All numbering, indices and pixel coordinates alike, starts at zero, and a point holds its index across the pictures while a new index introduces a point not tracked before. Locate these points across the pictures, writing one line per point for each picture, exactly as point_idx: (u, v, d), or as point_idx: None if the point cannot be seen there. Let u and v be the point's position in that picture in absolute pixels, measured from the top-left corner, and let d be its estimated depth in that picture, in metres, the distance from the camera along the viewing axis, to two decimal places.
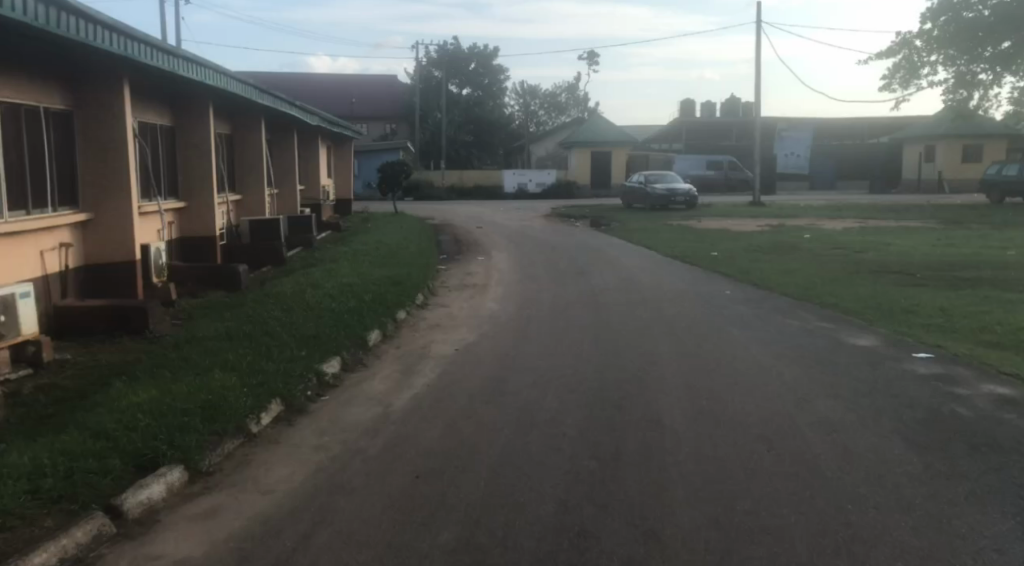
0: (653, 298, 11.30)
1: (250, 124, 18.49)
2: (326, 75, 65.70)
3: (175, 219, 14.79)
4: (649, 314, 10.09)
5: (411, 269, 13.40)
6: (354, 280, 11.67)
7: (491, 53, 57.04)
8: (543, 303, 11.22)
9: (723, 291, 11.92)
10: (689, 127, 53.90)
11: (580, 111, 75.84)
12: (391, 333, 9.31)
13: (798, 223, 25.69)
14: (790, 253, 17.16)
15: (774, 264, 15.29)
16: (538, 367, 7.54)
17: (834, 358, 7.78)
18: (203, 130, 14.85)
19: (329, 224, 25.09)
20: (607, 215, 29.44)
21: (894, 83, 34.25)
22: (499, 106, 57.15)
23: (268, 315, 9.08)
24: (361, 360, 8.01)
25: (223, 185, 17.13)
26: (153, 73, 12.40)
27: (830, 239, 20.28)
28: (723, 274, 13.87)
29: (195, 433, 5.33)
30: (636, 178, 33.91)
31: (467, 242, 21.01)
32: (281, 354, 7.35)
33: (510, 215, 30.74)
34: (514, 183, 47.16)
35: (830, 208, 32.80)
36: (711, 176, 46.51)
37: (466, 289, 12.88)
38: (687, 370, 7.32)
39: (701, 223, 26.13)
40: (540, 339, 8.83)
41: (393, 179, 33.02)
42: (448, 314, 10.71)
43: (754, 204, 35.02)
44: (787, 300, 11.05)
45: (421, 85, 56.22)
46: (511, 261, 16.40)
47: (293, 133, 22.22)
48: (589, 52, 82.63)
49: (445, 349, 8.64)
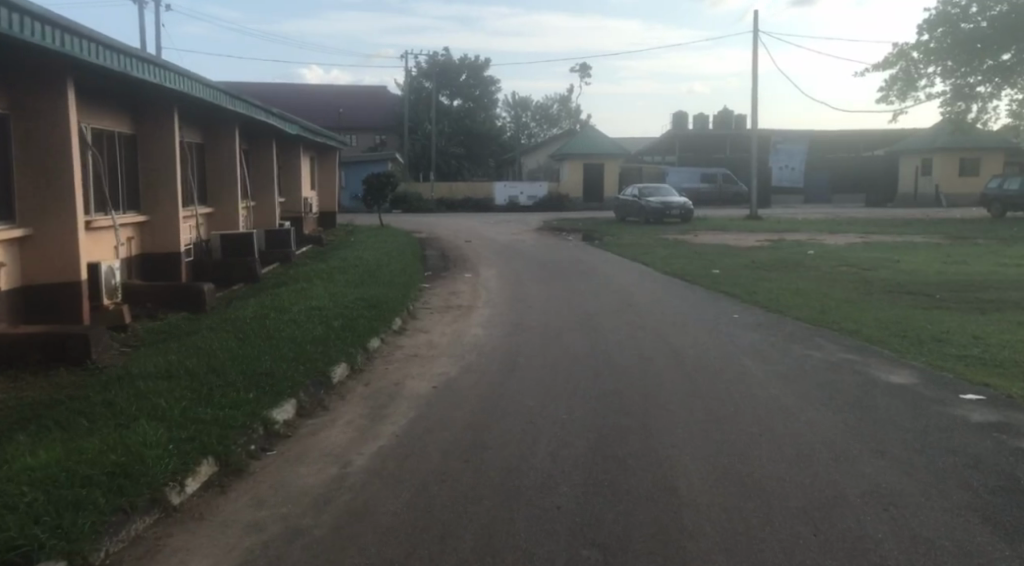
0: (654, 323, 10.25)
1: (223, 132, 17.40)
2: (316, 85, 64.74)
3: (135, 235, 13.69)
4: (652, 342, 9.04)
5: (389, 289, 12.33)
6: (324, 303, 10.57)
7: (482, 64, 56.26)
8: (532, 329, 10.15)
9: (730, 314, 10.88)
10: (682, 139, 53.04)
11: (572, 123, 75.15)
12: (361, 366, 8.22)
13: (798, 238, 24.67)
14: (795, 271, 16.13)
15: (780, 283, 14.22)
16: (527, 412, 6.50)
17: (869, 400, 6.72)
18: (167, 137, 13.71)
19: (309, 237, 24.02)
20: (600, 230, 28.42)
21: (891, 96, 33.25)
22: (490, 118, 56.20)
23: (219, 346, 7.98)
24: (320, 402, 6.91)
25: (193, 198, 16.01)
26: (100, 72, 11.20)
27: (835, 256, 19.23)
28: (728, 294, 12.83)
29: (94, 509, 4.21)
30: (630, 191, 32.89)
31: (455, 257, 19.96)
32: (224, 399, 6.25)
33: (499, 228, 29.67)
34: (506, 195, 46.20)
35: (828, 222, 31.82)
36: (705, 189, 45.61)
37: (450, 311, 11.79)
38: (700, 418, 6.25)
39: (699, 238, 25.11)
40: (530, 375, 7.76)
41: (379, 191, 31.95)
42: (427, 341, 9.62)
43: (751, 217, 34.07)
44: (803, 327, 9.99)
45: (411, 96, 55.24)
46: (499, 279, 15.34)
47: (272, 143, 21.13)
48: (580, 64, 81.95)
49: (421, 386, 7.58)
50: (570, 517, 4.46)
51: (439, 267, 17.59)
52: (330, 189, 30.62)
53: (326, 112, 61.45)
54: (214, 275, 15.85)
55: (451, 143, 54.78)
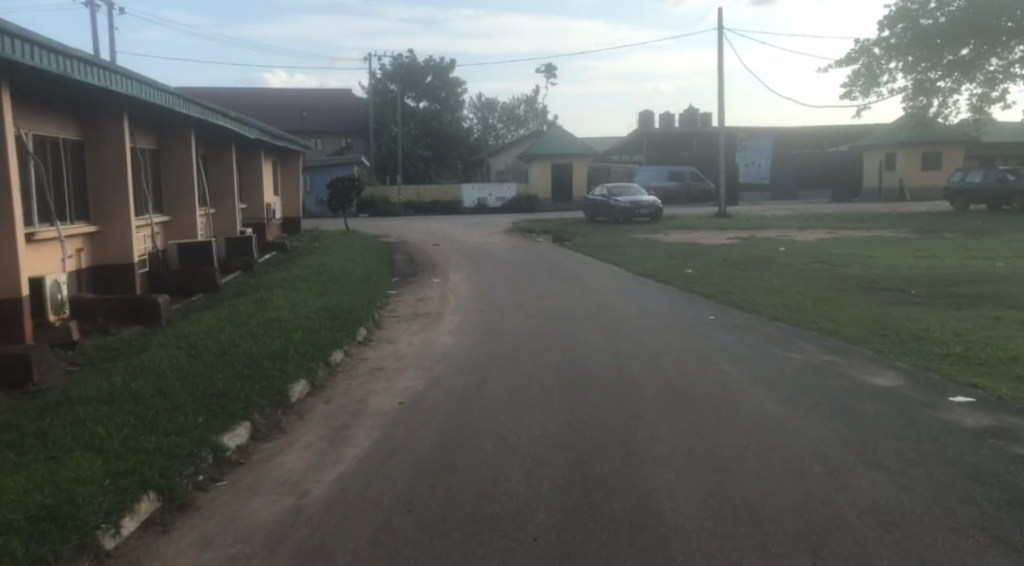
0: (629, 327, 9.91)
1: (178, 137, 16.81)
2: (281, 89, 63.88)
3: (86, 247, 13.10)
4: (627, 348, 8.68)
5: (353, 297, 11.85)
6: (285, 315, 10.09)
7: (448, 66, 55.83)
8: (503, 336, 9.76)
9: (706, 316, 10.56)
10: (649, 138, 52.97)
11: (539, 124, 74.97)
12: (322, 382, 7.76)
13: (768, 235, 24.51)
14: (768, 270, 15.86)
15: (754, 282, 13.95)
16: (499, 428, 6.10)
17: (857, 404, 6.40)
18: (115, 143, 13.14)
19: (273, 244, 23.43)
20: (569, 231, 28.06)
21: (854, 91, 33.29)
22: (457, 120, 55.74)
23: (170, 365, 7.48)
24: (277, 424, 6.44)
25: (147, 206, 15.42)
26: (37, 74, 10.58)
27: (806, 252, 19.01)
28: (703, 295, 12.51)
29: (11, 558, 3.73)
30: (599, 191, 32.61)
31: (423, 261, 19.50)
32: (171, 425, 5.77)
33: (468, 231, 29.23)
34: (474, 197, 45.75)
35: (797, 218, 31.75)
36: (673, 188, 45.52)
37: (418, 319, 11.35)
38: (683, 430, 5.89)
39: (670, 237, 24.84)
40: (501, 387, 7.35)
41: (344, 196, 31.37)
42: (393, 352, 9.18)
43: (720, 215, 33.93)
44: (780, 328, 9.67)
45: (376, 99, 54.61)
46: (467, 283, 14.92)
47: (231, 148, 20.54)
48: (546, 65, 81.76)
49: (386, 401, 7.15)
50: (547, 550, 4.06)
51: (406, 272, 17.13)
52: (294, 194, 30.01)
53: (290, 116, 60.60)
54: (171, 285, 15.36)
55: (417, 146, 54.23)
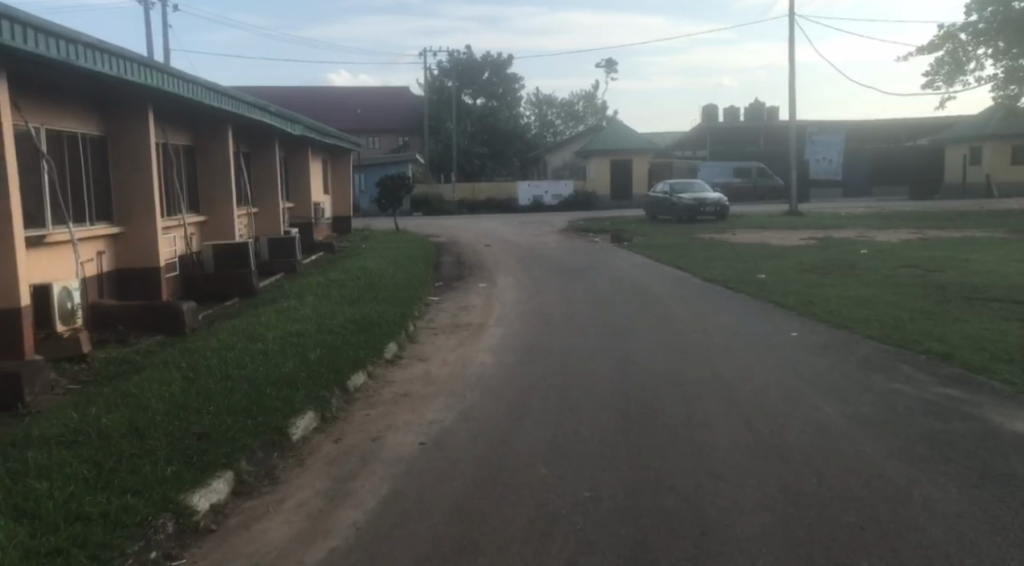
0: (696, 347, 8.58)
1: (215, 134, 15.97)
2: (339, 88, 63.52)
3: (109, 250, 12.23)
4: (698, 376, 7.37)
5: (386, 306, 10.74)
6: (306, 328, 8.99)
7: (505, 61, 54.77)
8: (551, 356, 8.53)
9: (787, 333, 9.16)
10: (713, 133, 51.02)
11: (598, 120, 73.53)
12: (335, 413, 6.62)
13: (845, 235, 22.73)
14: (851, 275, 14.29)
15: (837, 290, 12.44)
16: (538, 488, 4.88)
17: (1000, 461, 5.00)
18: (141, 142, 12.26)
19: (320, 244, 22.58)
20: (629, 230, 26.60)
21: (938, 80, 31.26)
22: (514, 116, 54.61)
23: (157, 392, 6.39)
24: (267, 473, 5.29)
25: (180, 207, 14.61)
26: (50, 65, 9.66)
27: (891, 255, 17.30)
28: (780, 306, 11.08)
29: None
30: (661, 187, 31.10)
31: (472, 264, 18.38)
32: (133, 477, 4.66)
33: (522, 231, 28.01)
34: (529, 195, 44.51)
35: (875, 217, 29.74)
36: (738, 184, 43.57)
37: (457, 331, 10.21)
38: (773, 498, 4.57)
39: (738, 237, 23.21)
40: (544, 426, 6.11)
41: (394, 195, 30.43)
42: (423, 374, 8.01)
43: (791, 213, 32.04)
44: (877, 350, 8.20)
45: (433, 97, 53.70)
46: (516, 289, 13.72)
47: (275, 145, 19.67)
48: (606, 59, 80.11)
49: (405, 441, 5.96)
50: None
51: (452, 276, 16.01)
52: (344, 193, 29.24)
53: (346, 114, 60.23)
54: (205, 289, 14.56)
55: (474, 143, 53.24)
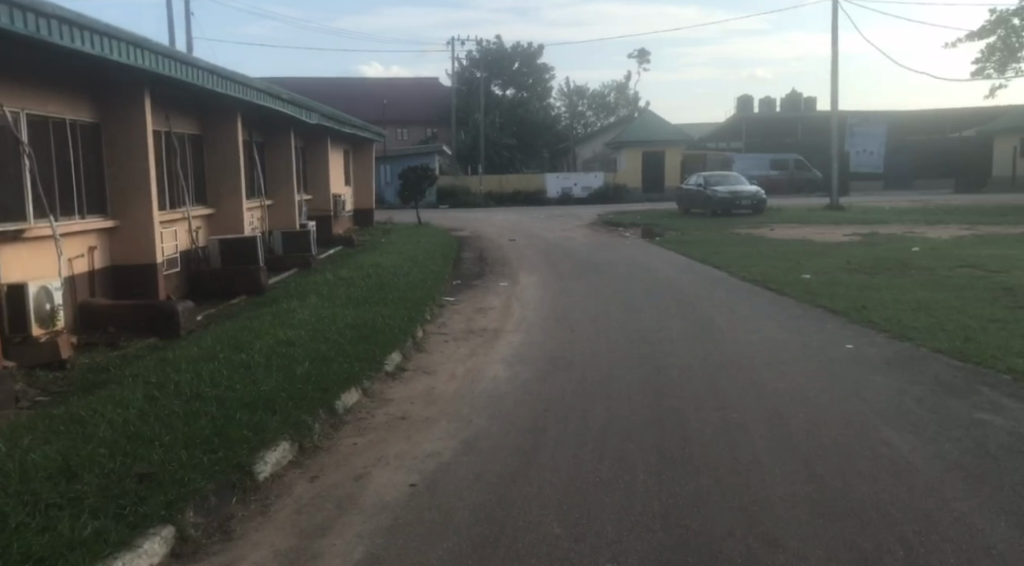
0: (739, 362, 7.55)
1: (225, 122, 15.12)
2: (367, 79, 62.78)
3: (101, 246, 11.33)
4: (743, 400, 6.34)
5: (393, 309, 9.79)
6: (300, 335, 8.06)
7: (536, 50, 53.86)
8: (572, 370, 7.56)
9: (842, 346, 8.12)
10: (749, 124, 49.55)
11: (630, 111, 72.22)
12: (318, 442, 5.68)
13: (892, 231, 21.47)
14: (904, 275, 13.16)
15: (891, 293, 11.34)
16: (549, 556, 3.89)
17: None
18: (138, 130, 11.32)
19: (338, 238, 21.77)
20: (661, 224, 25.47)
21: (988, 67, 29.79)
22: (544, 108, 53.58)
23: (111, 414, 5.46)
24: (219, 526, 4.34)
25: (183, 200, 13.80)
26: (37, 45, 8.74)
27: (945, 254, 16.02)
28: (830, 312, 10.01)
29: None
30: (694, 180, 29.97)
31: (495, 260, 17.45)
32: (41, 535, 3.69)
33: (550, 225, 27.01)
34: (558, 187, 43.35)
35: (921, 211, 28.37)
36: (775, 176, 42.13)
37: (472, 338, 9.28)
38: None
39: (777, 232, 22.05)
40: (559, 466, 5.12)
41: (417, 186, 29.53)
42: (426, 391, 7.06)
43: (832, 207, 30.74)
44: (951, 369, 7.13)
45: (462, 87, 52.82)
46: (538, 289, 12.75)
47: (290, 134, 18.82)
48: (638, 49, 78.65)
49: (393, 482, 4.99)
50: None
51: (471, 274, 15.06)
52: (366, 185, 28.41)
53: (373, 105, 59.51)
54: (212, 287, 13.79)
55: (502, 135, 52.24)
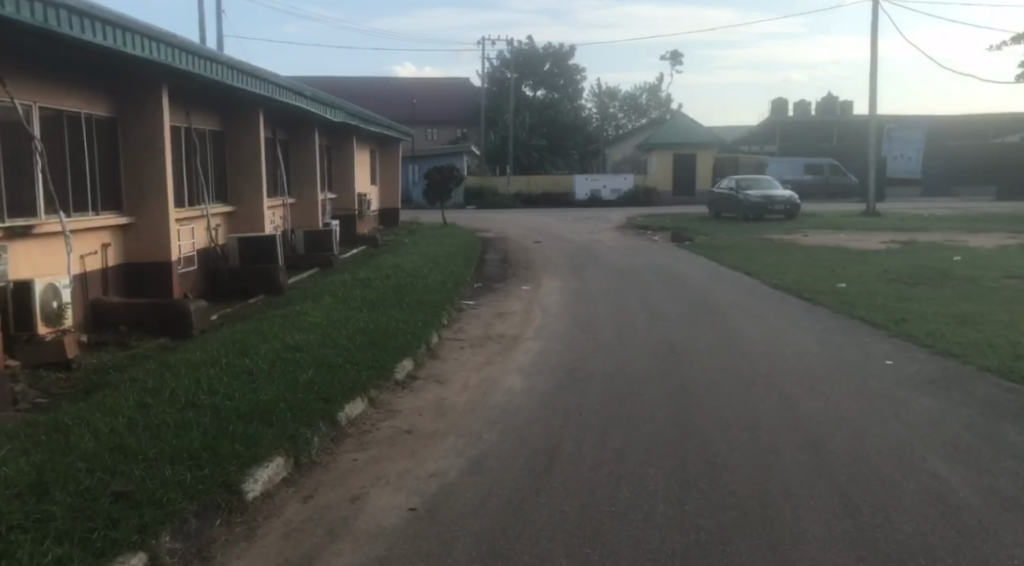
0: (771, 378, 7.10)
1: (247, 119, 14.87)
2: (398, 78, 62.71)
3: (115, 243, 11.00)
4: (775, 421, 5.90)
5: (409, 313, 9.43)
6: (307, 340, 7.72)
7: (567, 51, 53.44)
8: (593, 382, 7.15)
9: (882, 362, 7.63)
10: (783, 127, 48.75)
11: (661, 113, 71.56)
12: (316, 457, 5.32)
13: (931, 239, 20.81)
14: (945, 286, 12.59)
15: (932, 305, 10.80)
16: None
17: None
18: (155, 124, 11.03)
19: (362, 238, 21.52)
20: (690, 228, 24.96)
21: None
22: (575, 109, 53.14)
23: (97, 422, 5.13)
24: (199, 553, 3.99)
25: (203, 197, 13.56)
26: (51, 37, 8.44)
27: (987, 263, 15.39)
28: (867, 324, 9.51)
29: None
30: (726, 183, 29.40)
31: (519, 262, 17.09)
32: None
33: (577, 227, 26.60)
34: (587, 188, 42.86)
35: (960, 219, 27.62)
36: (809, 181, 41.35)
37: (490, 344, 8.90)
38: None
39: (810, 238, 21.47)
40: (573, 492, 4.73)
41: (444, 186, 29.26)
42: (436, 403, 6.69)
43: (868, 213, 30.02)
44: (1000, 390, 6.64)
45: (492, 87, 52.52)
46: (562, 294, 12.35)
47: (315, 132, 18.57)
48: (671, 51, 78.00)
49: (391, 505, 4.62)
50: None
51: (493, 277, 14.69)
52: (392, 183, 28.16)
53: (402, 104, 59.38)
54: (230, 285, 13.51)
55: (531, 136, 51.86)
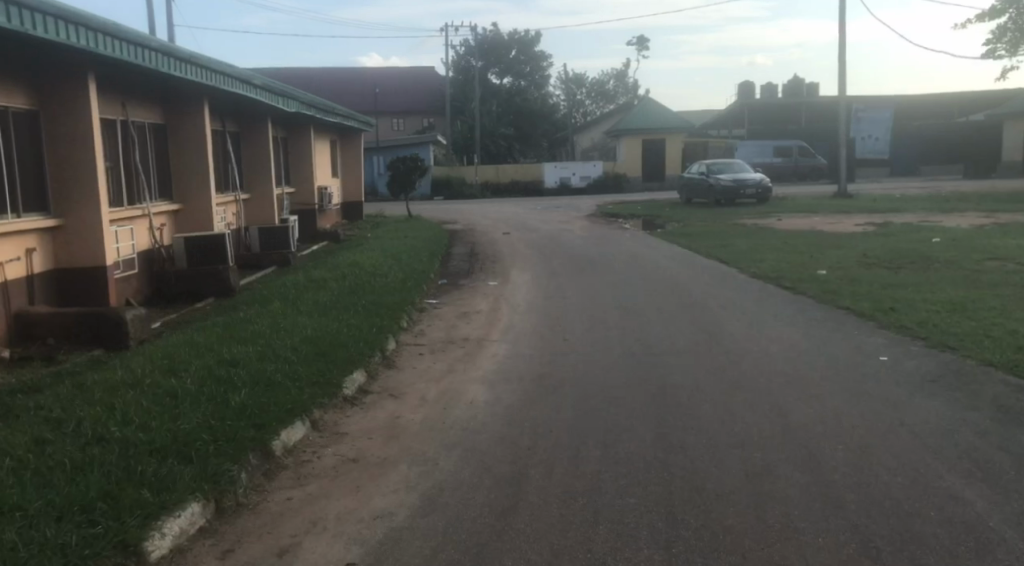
0: (759, 381, 6.44)
1: (192, 111, 13.95)
2: (361, 69, 61.43)
3: (43, 247, 9.91)
4: (769, 434, 5.22)
5: (363, 318, 8.66)
6: (246, 354, 6.92)
7: (533, 38, 52.58)
8: (565, 392, 6.44)
9: (878, 358, 7.02)
10: (752, 110, 48.31)
11: (630, 99, 70.91)
12: (242, 499, 4.56)
13: (907, 220, 20.33)
14: (930, 270, 12.05)
15: (921, 291, 10.22)
16: None
17: None
18: (82, 118, 9.86)
19: (323, 233, 20.64)
20: (662, 214, 24.32)
21: (1000, 48, 28.59)
22: (543, 96, 52.33)
23: None
24: None
25: (144, 195, 12.67)
26: None
27: (969, 245, 14.87)
28: (856, 315, 8.90)
29: None
30: (697, 168, 28.81)
31: (486, 256, 16.35)
32: None
33: (546, 216, 25.91)
34: (556, 176, 42.15)
35: (933, 199, 27.26)
36: (779, 164, 40.95)
37: (452, 349, 8.17)
38: None
39: (784, 222, 20.91)
40: (542, 535, 4.01)
41: (408, 178, 28.38)
42: (389, 421, 5.95)
43: (840, 195, 29.60)
44: (1010, 388, 6.04)
45: (457, 76, 51.59)
46: (530, 289, 11.63)
47: (268, 123, 17.65)
48: (638, 36, 77.29)
49: (326, 561, 3.87)
50: None
51: (459, 272, 13.93)
52: (355, 176, 27.25)
53: (367, 95, 58.22)
54: (176, 289, 12.68)
55: (499, 124, 51.05)
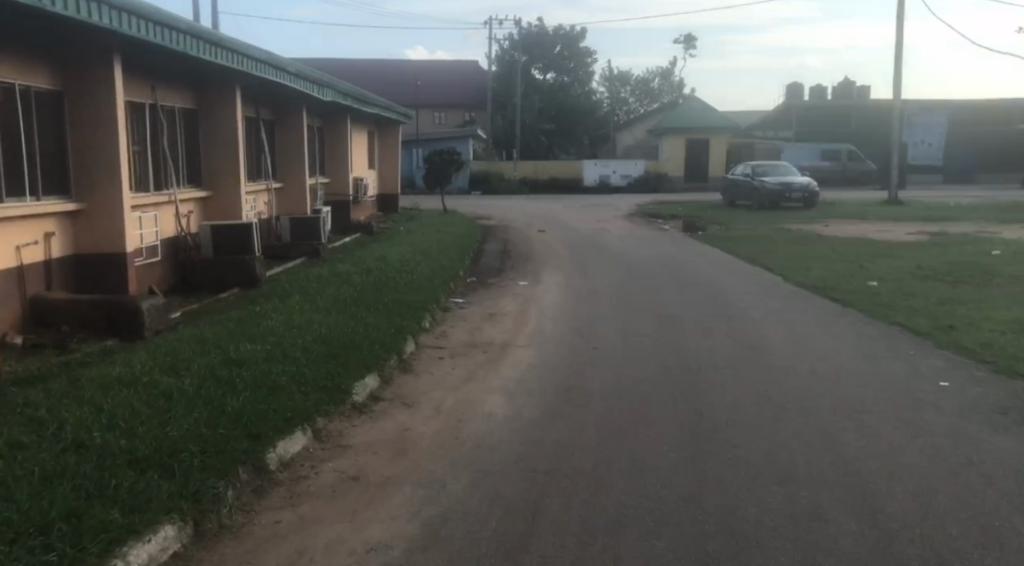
0: (805, 405, 5.85)
1: (223, 97, 13.61)
2: (405, 61, 61.26)
3: (65, 232, 9.52)
4: (817, 471, 4.65)
5: (382, 317, 8.22)
6: (252, 353, 6.50)
7: (578, 33, 51.90)
8: (591, 408, 5.92)
9: (938, 384, 6.38)
10: (800, 112, 47.16)
11: (674, 98, 69.86)
12: (226, 520, 4.12)
13: (961, 230, 19.42)
14: (989, 285, 11.30)
15: (981, 309, 9.51)
16: None
17: None
18: (106, 100, 9.39)
19: (355, 225, 20.28)
20: (704, 216, 23.61)
21: None
22: (586, 92, 51.63)
23: None
24: None
25: (171, 181, 12.36)
26: None
27: None
28: (911, 333, 8.23)
29: None
30: (741, 169, 28.02)
31: (519, 254, 15.85)
32: None
33: (584, 215, 25.32)
34: (597, 174, 41.49)
35: (988, 209, 26.20)
36: (826, 168, 39.87)
37: (474, 354, 7.69)
38: None
39: (831, 229, 20.11)
40: None
41: (445, 171, 27.95)
42: (398, 434, 5.49)
43: (890, 202, 28.61)
44: None
45: (501, 71, 51.11)
46: (561, 292, 11.09)
47: (303, 110, 17.29)
48: (685, 35, 76.12)
49: None
50: None
51: (490, 270, 13.44)
52: (392, 168, 26.91)
53: (410, 87, 57.96)
54: (201, 277, 12.34)
55: (540, 120, 50.48)
